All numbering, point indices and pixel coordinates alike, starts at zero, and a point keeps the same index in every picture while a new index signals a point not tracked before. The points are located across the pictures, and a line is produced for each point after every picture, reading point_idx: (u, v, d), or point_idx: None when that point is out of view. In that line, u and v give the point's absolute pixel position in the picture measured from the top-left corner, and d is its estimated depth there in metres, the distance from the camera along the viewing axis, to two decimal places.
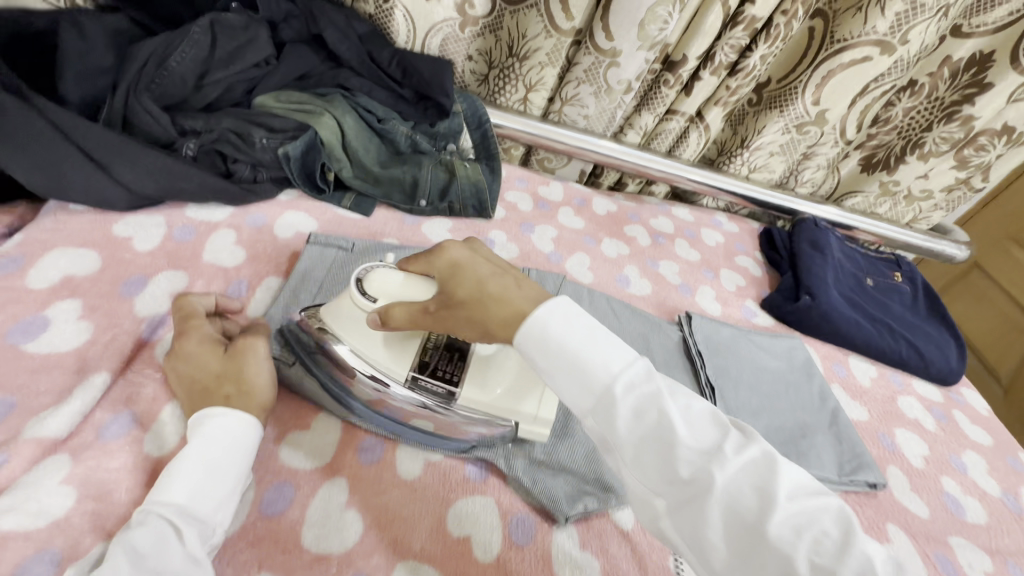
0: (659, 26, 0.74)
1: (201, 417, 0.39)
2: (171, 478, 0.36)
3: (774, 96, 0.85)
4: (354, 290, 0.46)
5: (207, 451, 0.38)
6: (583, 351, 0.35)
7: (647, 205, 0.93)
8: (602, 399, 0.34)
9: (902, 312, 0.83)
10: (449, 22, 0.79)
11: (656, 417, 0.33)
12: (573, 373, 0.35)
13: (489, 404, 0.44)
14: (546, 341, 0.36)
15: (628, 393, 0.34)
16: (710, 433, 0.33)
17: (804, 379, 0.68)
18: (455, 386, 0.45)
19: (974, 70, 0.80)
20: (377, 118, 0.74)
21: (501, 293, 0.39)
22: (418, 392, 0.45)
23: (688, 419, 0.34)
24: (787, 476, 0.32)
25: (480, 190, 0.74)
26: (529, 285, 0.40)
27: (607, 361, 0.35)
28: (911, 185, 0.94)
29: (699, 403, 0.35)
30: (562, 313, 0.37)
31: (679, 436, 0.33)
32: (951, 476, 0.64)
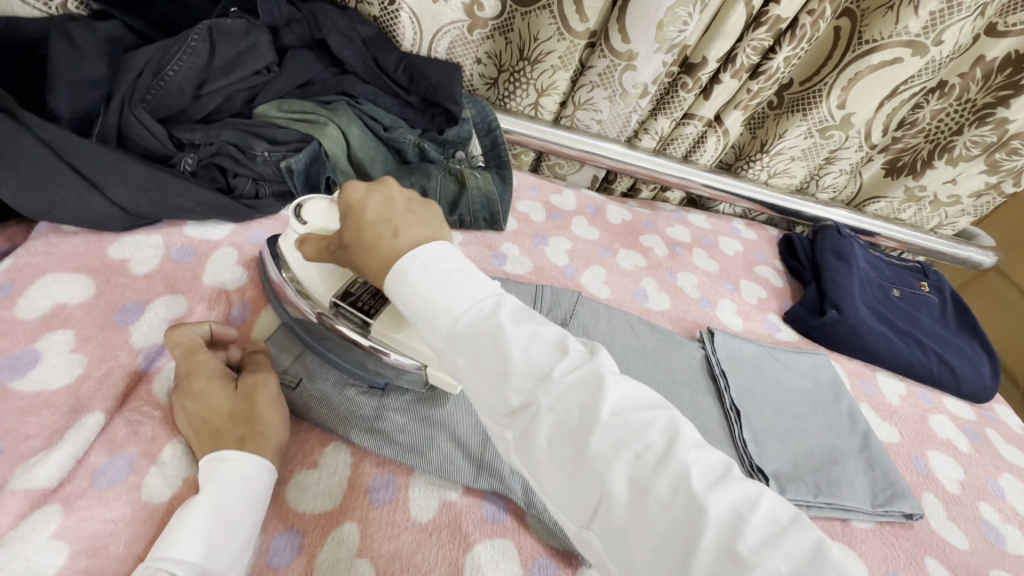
0: (677, 28, 0.70)
1: (214, 461, 0.37)
2: (179, 530, 0.33)
3: (796, 98, 0.82)
4: (292, 215, 0.48)
5: (220, 498, 0.35)
6: (439, 290, 0.35)
7: (663, 213, 0.90)
8: (450, 335, 0.35)
9: (932, 324, 0.79)
10: (457, 24, 0.76)
11: (493, 348, 0.34)
12: (425, 311, 0.36)
13: (396, 339, 0.44)
14: (405, 281, 0.36)
15: (473, 329, 0.34)
16: (548, 356, 0.33)
17: (832, 400, 0.65)
18: (370, 318, 0.45)
19: (1009, 71, 0.76)
20: (384, 127, 0.71)
21: (376, 240, 0.39)
22: (340, 319, 0.46)
23: (527, 342, 0.34)
24: (614, 395, 0.32)
25: (491, 202, 0.71)
26: (408, 230, 0.40)
27: (452, 300, 0.35)
28: (937, 190, 0.90)
29: (546, 329, 0.35)
30: (424, 256, 0.37)
31: (511, 363, 0.33)
32: (988, 502, 0.61)
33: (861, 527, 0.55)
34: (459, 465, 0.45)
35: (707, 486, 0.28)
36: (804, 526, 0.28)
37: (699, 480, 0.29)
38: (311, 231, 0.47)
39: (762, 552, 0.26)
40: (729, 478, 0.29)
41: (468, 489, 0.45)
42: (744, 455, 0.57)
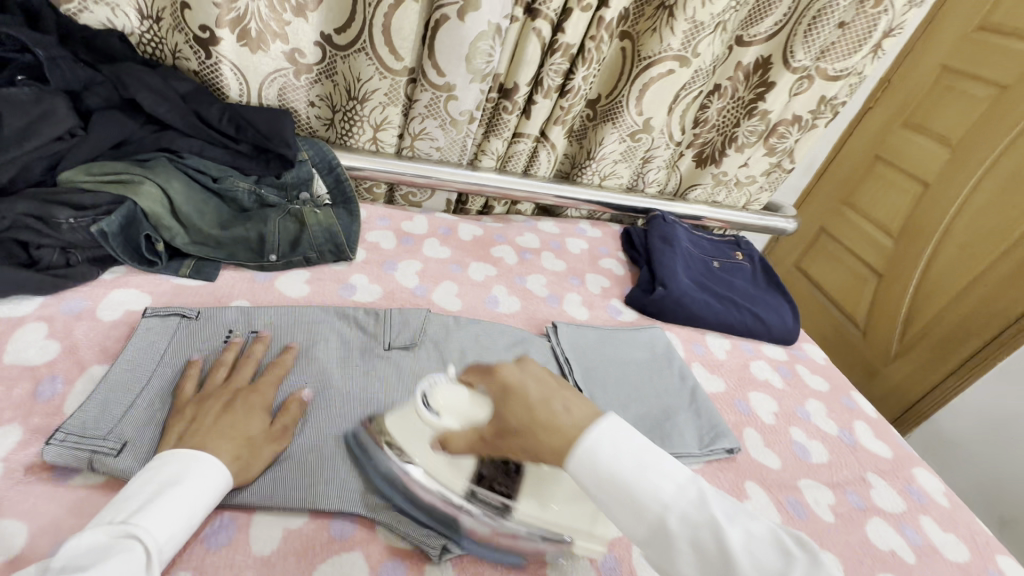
0: (484, 60, 0.79)
1: (200, 460, 0.43)
2: (157, 505, 0.39)
3: (606, 110, 0.93)
4: (421, 404, 0.48)
5: (192, 490, 0.41)
6: (639, 475, 0.36)
7: (514, 224, 0.97)
8: (654, 526, 0.35)
9: (744, 286, 0.93)
10: (282, 72, 0.80)
11: (713, 546, 0.33)
12: (630, 504, 0.35)
13: (544, 519, 0.47)
14: (596, 460, 0.36)
15: (685, 524, 0.34)
16: (773, 559, 0.33)
17: (665, 365, 0.74)
18: (512, 500, 0.47)
19: (761, 72, 0.92)
20: (213, 178, 0.72)
21: (552, 419, 0.40)
22: (475, 504, 0.47)
23: (745, 540, 0.34)
24: None
25: (335, 235, 0.73)
26: (574, 404, 0.41)
27: (660, 488, 0.35)
28: (737, 174, 1.06)
29: (757, 522, 0.35)
30: (608, 436, 0.37)
31: (739, 567, 0.32)
32: (798, 425, 0.73)
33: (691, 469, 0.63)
34: (305, 491, 0.47)
35: None
36: None
37: None
38: (448, 425, 0.47)
39: None
40: None
41: (314, 515, 0.47)
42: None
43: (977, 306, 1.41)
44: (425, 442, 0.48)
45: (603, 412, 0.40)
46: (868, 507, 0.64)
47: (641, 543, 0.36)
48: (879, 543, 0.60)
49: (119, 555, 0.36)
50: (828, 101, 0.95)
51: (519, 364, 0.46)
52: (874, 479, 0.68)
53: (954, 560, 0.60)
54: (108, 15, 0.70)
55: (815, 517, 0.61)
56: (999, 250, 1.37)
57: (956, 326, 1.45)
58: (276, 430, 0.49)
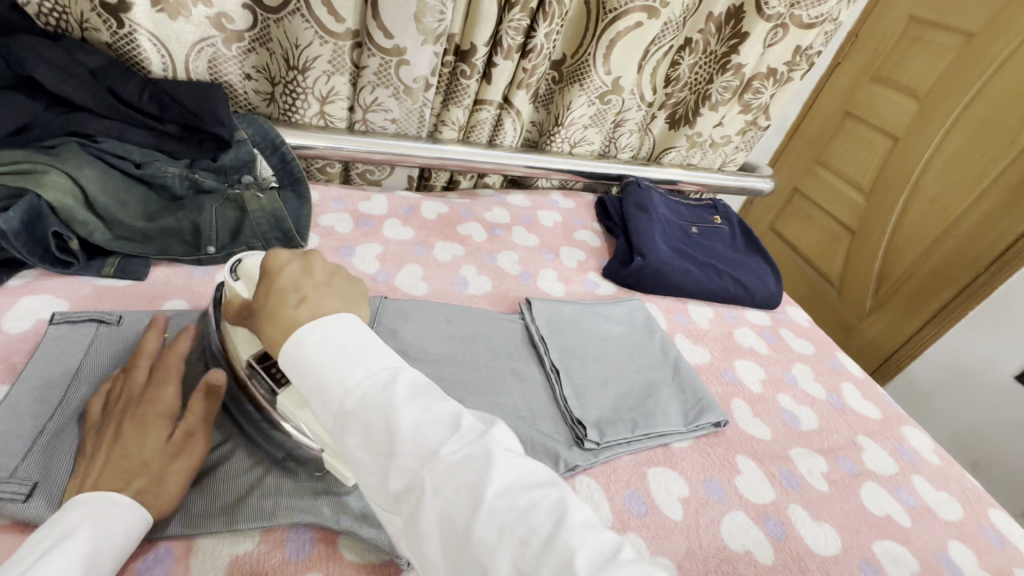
0: (435, 17, 0.71)
1: (108, 503, 0.37)
2: (62, 555, 0.33)
3: (573, 71, 0.87)
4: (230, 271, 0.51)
5: (98, 540, 0.35)
6: (335, 360, 0.36)
7: (482, 199, 0.91)
8: (337, 411, 0.35)
9: (724, 250, 0.89)
10: (209, 41, 0.71)
11: (382, 423, 0.34)
12: (315, 386, 0.36)
13: (298, 416, 0.44)
14: (300, 348, 0.37)
15: (359, 403, 0.34)
16: (437, 431, 0.33)
17: (647, 338, 0.71)
18: (277, 388, 0.45)
19: (733, 23, 0.87)
20: (135, 163, 0.63)
21: (278, 307, 0.41)
22: (253, 381, 0.46)
23: (416, 413, 0.34)
24: (501, 474, 0.32)
25: (281, 219, 0.65)
26: (313, 301, 0.41)
27: (343, 372, 0.35)
28: (712, 134, 1.01)
29: (441, 403, 0.35)
30: (318, 326, 0.38)
31: (397, 435, 0.33)
32: (786, 392, 0.71)
33: (680, 446, 0.60)
34: (258, 508, 0.43)
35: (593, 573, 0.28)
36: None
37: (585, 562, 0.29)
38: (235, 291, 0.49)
39: None
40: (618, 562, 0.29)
41: (268, 534, 0.43)
42: (566, 411, 0.59)
43: (950, 258, 1.40)
44: (228, 320, 0.49)
45: (339, 312, 0.40)
46: (860, 471, 0.62)
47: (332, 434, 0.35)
48: (874, 509, 0.58)
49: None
50: (803, 51, 0.91)
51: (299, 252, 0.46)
52: (865, 442, 0.66)
53: (948, 519, 0.59)
54: None
55: (809, 486, 0.58)
56: (970, 199, 1.36)
57: (929, 279, 1.45)
58: (204, 444, 0.43)
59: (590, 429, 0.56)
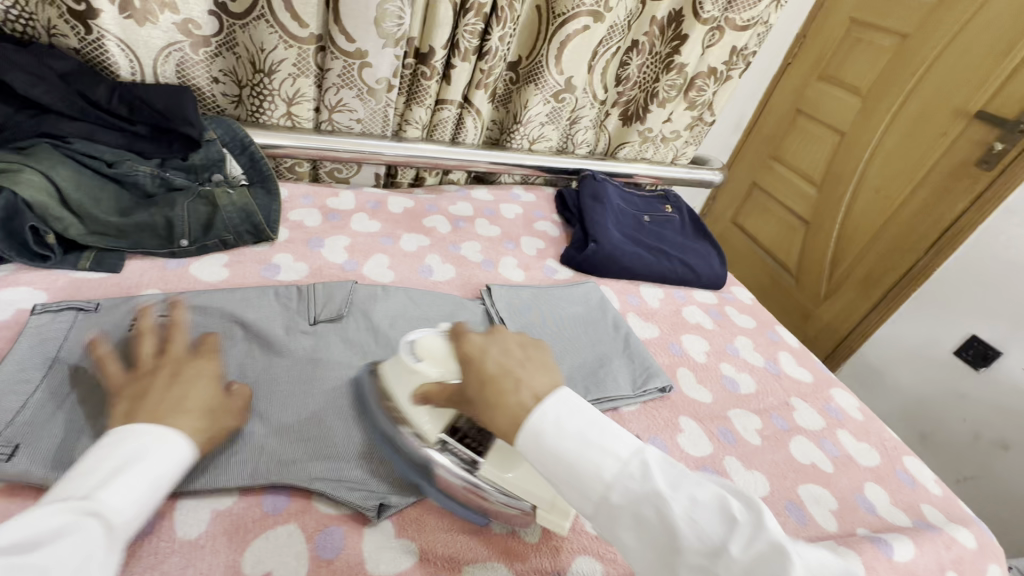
0: (394, 22, 0.76)
1: (165, 433, 0.40)
2: (119, 482, 0.36)
3: (528, 71, 0.93)
4: (405, 353, 0.53)
5: (157, 467, 0.38)
6: (584, 453, 0.38)
7: (446, 194, 0.96)
8: (602, 502, 0.37)
9: (674, 236, 0.96)
10: (176, 46, 0.74)
11: (655, 517, 0.36)
12: (570, 477, 0.38)
13: (511, 480, 0.49)
14: (542, 440, 0.39)
15: (626, 497, 0.37)
16: (716, 526, 0.35)
17: (600, 315, 0.77)
18: (480, 457, 0.50)
19: (674, 25, 0.94)
20: (107, 163, 0.66)
21: (500, 395, 0.42)
22: (446, 455, 0.50)
23: (688, 506, 0.35)
24: (800, 572, 0.32)
25: (251, 214, 0.69)
26: (529, 382, 0.43)
27: (602, 465, 0.37)
28: (662, 129, 1.08)
29: (702, 489, 0.36)
30: (561, 410, 0.40)
31: (677, 529, 0.35)
32: (728, 361, 0.77)
33: (629, 410, 0.65)
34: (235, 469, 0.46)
35: None
36: None
37: None
38: (427, 373, 0.51)
39: None
40: None
41: (245, 494, 0.46)
42: None
43: (893, 244, 1.50)
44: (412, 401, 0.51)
45: (564, 388, 0.43)
46: (791, 428, 0.69)
47: (590, 515, 0.38)
48: (802, 459, 0.64)
49: (78, 532, 0.32)
50: (739, 52, 0.99)
51: (490, 335, 0.49)
52: (797, 403, 0.73)
53: (867, 465, 0.66)
54: None
55: (743, 441, 0.65)
56: (908, 189, 1.45)
57: (875, 263, 1.55)
58: None
59: None
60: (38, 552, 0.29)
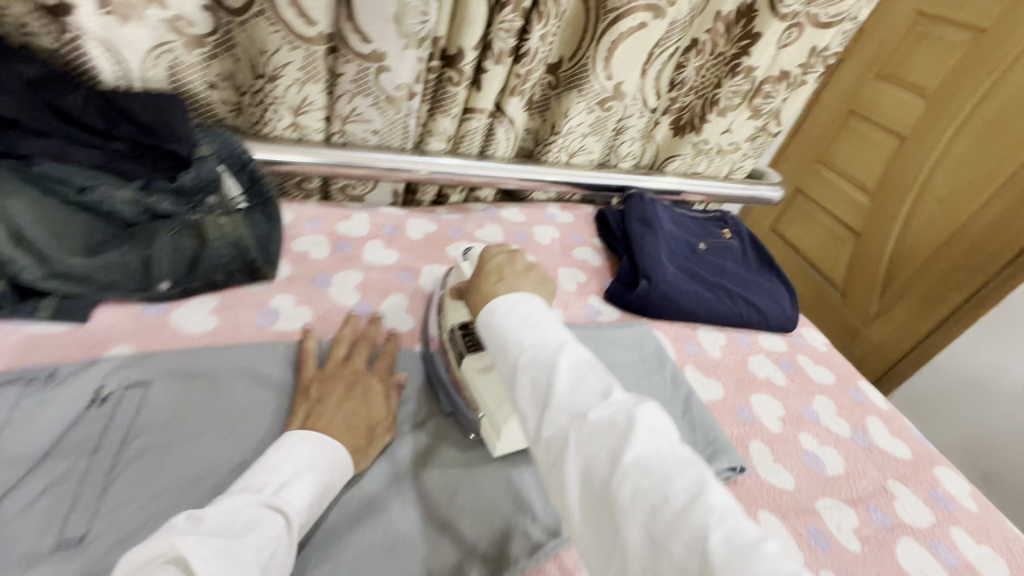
0: (418, 19, 0.64)
1: (328, 442, 0.44)
2: (298, 483, 0.40)
3: (570, 75, 0.80)
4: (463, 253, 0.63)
5: (326, 475, 0.43)
6: (518, 327, 0.44)
7: (472, 214, 0.84)
8: (512, 366, 0.42)
9: (735, 269, 0.83)
10: (166, 47, 0.63)
11: (546, 383, 0.40)
12: (499, 340, 0.45)
13: (475, 379, 0.52)
14: (490, 312, 0.47)
15: (533, 361, 0.42)
16: (590, 398, 0.39)
17: (656, 368, 0.65)
18: (466, 352, 0.54)
19: (744, 22, 0.80)
20: (76, 188, 0.53)
21: (484, 281, 0.52)
22: (451, 342, 0.56)
23: (575, 382, 0.40)
24: (641, 444, 0.35)
25: (245, 248, 0.58)
26: (508, 283, 0.52)
27: (522, 337, 0.43)
28: (719, 141, 0.94)
29: (595, 378, 0.40)
30: (510, 299, 0.47)
31: (555, 394, 0.39)
32: (808, 431, 0.64)
33: None
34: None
35: (704, 508, 0.32)
36: (738, 526, 0.32)
37: (711, 506, 0.32)
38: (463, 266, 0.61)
39: (705, 528, 0.31)
40: (748, 539, 0.31)
41: None
42: None
43: (958, 261, 1.33)
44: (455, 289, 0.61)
45: (528, 293, 0.49)
46: (895, 525, 0.56)
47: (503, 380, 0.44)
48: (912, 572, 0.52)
49: (265, 528, 0.36)
50: (819, 52, 0.85)
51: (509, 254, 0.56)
52: (896, 488, 0.60)
53: None
54: None
55: (840, 547, 0.52)
56: (980, 200, 1.28)
57: (936, 284, 1.38)
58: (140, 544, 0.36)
59: None
60: (235, 543, 0.34)
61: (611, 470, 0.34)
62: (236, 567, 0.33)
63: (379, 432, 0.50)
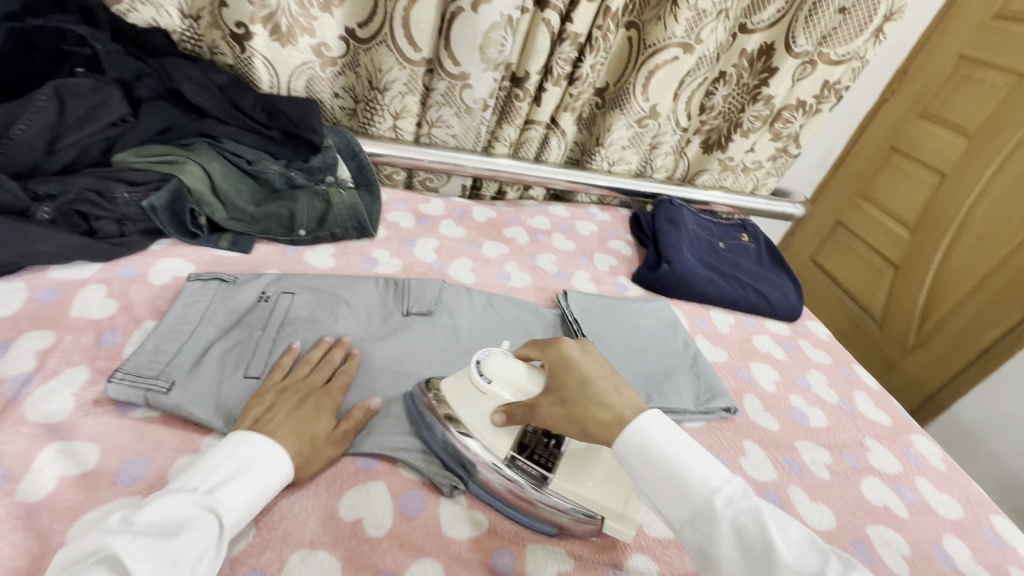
0: (497, 49, 0.84)
1: (269, 448, 0.46)
2: (233, 486, 0.42)
3: (614, 97, 0.98)
4: (476, 370, 0.53)
5: (263, 476, 0.44)
6: (691, 463, 0.43)
7: (526, 208, 1.01)
8: (702, 508, 0.41)
9: (749, 265, 0.96)
10: (309, 65, 0.85)
11: (756, 530, 0.40)
12: (674, 480, 0.42)
13: (581, 496, 0.50)
14: (649, 447, 0.44)
15: (728, 507, 0.41)
16: (805, 553, 0.39)
17: (671, 332, 0.78)
18: (548, 471, 0.51)
19: (764, 58, 0.96)
20: (247, 161, 0.77)
21: (601, 394, 0.47)
22: (514, 470, 0.51)
23: (783, 534, 0.40)
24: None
25: (358, 212, 0.78)
26: (624, 390, 0.49)
27: (708, 476, 0.42)
28: (744, 159, 1.09)
29: (790, 524, 0.41)
30: (661, 428, 0.44)
31: (773, 547, 0.39)
32: (798, 393, 0.76)
33: (691, 425, 0.67)
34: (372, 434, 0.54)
35: None
36: None
37: None
38: (498, 388, 0.53)
39: None
40: None
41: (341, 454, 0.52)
42: None
43: (997, 296, 1.34)
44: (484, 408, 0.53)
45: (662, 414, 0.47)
46: (864, 467, 0.67)
47: (684, 525, 0.42)
48: (873, 499, 0.63)
49: (196, 527, 0.39)
50: (832, 86, 0.98)
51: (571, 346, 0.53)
52: (872, 444, 0.71)
53: (946, 516, 0.63)
54: (152, 14, 0.74)
55: (810, 474, 0.64)
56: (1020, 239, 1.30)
57: (975, 318, 1.39)
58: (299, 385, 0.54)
59: None
60: (164, 542, 0.37)
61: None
62: (164, 564, 0.36)
63: (324, 444, 0.50)
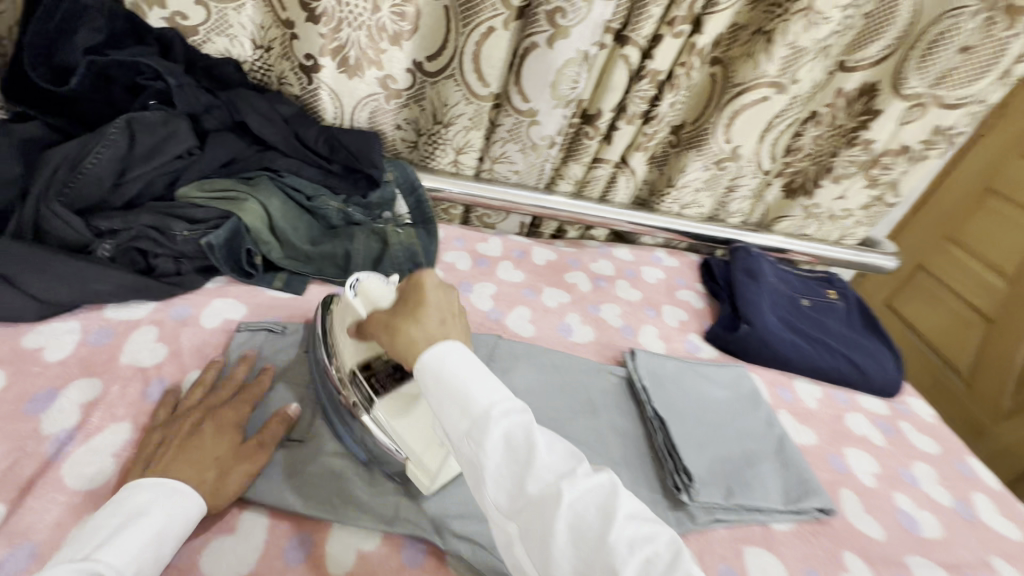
0: (569, 86, 0.79)
1: (166, 487, 0.43)
2: (120, 538, 0.39)
3: (691, 135, 0.90)
4: (349, 286, 0.55)
5: (158, 520, 0.41)
6: (478, 380, 0.39)
7: (588, 249, 0.95)
8: (477, 421, 0.38)
9: (838, 328, 0.86)
10: (374, 96, 0.81)
11: (524, 441, 0.38)
12: (456, 394, 0.39)
13: (395, 425, 0.51)
14: (443, 363, 0.40)
15: (500, 415, 0.38)
16: (565, 459, 0.38)
17: (752, 407, 0.69)
18: (376, 396, 0.52)
19: (865, 99, 0.86)
20: (307, 196, 0.73)
21: (418, 310, 0.44)
22: (352, 387, 0.53)
23: (549, 445, 0.38)
24: (626, 500, 0.36)
25: (414, 251, 0.75)
26: (451, 325, 0.44)
27: (489, 391, 0.39)
28: (831, 206, 0.98)
29: (556, 438, 0.39)
30: (458, 350, 0.41)
31: (536, 453, 0.37)
32: (903, 491, 0.65)
33: (780, 528, 0.59)
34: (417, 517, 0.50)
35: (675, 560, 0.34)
36: None
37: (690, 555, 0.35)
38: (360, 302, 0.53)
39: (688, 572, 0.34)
40: None
41: (387, 539, 0.50)
42: (667, 459, 0.60)
43: None
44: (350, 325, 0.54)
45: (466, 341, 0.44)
46: None
47: (459, 439, 0.39)
48: None
49: None
50: (944, 131, 0.87)
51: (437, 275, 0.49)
52: (999, 564, 0.59)
53: None
54: (226, 45, 0.75)
55: None
56: None
57: None
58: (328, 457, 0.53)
59: (689, 481, 0.57)
60: None
61: (604, 529, 0.34)
62: None
63: (232, 462, 0.48)
